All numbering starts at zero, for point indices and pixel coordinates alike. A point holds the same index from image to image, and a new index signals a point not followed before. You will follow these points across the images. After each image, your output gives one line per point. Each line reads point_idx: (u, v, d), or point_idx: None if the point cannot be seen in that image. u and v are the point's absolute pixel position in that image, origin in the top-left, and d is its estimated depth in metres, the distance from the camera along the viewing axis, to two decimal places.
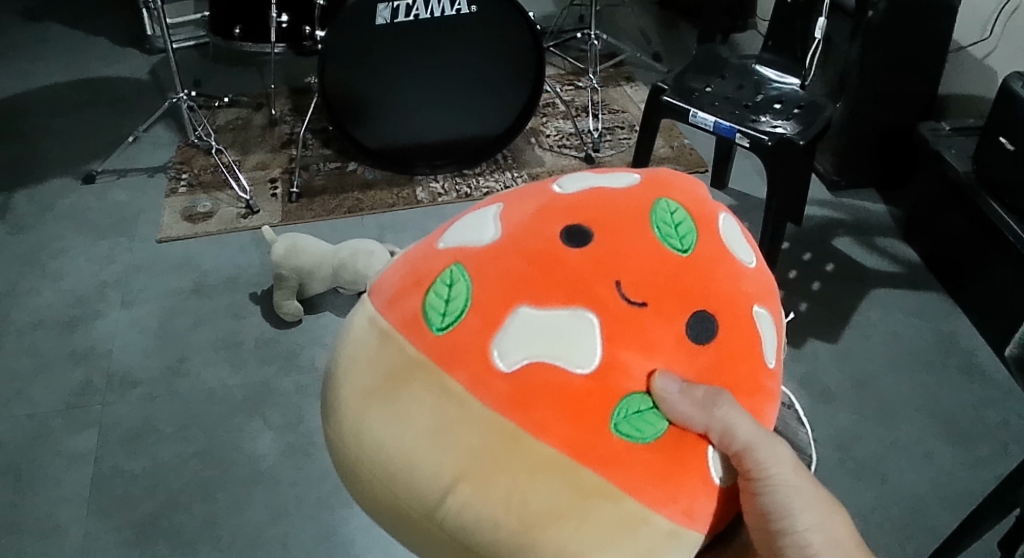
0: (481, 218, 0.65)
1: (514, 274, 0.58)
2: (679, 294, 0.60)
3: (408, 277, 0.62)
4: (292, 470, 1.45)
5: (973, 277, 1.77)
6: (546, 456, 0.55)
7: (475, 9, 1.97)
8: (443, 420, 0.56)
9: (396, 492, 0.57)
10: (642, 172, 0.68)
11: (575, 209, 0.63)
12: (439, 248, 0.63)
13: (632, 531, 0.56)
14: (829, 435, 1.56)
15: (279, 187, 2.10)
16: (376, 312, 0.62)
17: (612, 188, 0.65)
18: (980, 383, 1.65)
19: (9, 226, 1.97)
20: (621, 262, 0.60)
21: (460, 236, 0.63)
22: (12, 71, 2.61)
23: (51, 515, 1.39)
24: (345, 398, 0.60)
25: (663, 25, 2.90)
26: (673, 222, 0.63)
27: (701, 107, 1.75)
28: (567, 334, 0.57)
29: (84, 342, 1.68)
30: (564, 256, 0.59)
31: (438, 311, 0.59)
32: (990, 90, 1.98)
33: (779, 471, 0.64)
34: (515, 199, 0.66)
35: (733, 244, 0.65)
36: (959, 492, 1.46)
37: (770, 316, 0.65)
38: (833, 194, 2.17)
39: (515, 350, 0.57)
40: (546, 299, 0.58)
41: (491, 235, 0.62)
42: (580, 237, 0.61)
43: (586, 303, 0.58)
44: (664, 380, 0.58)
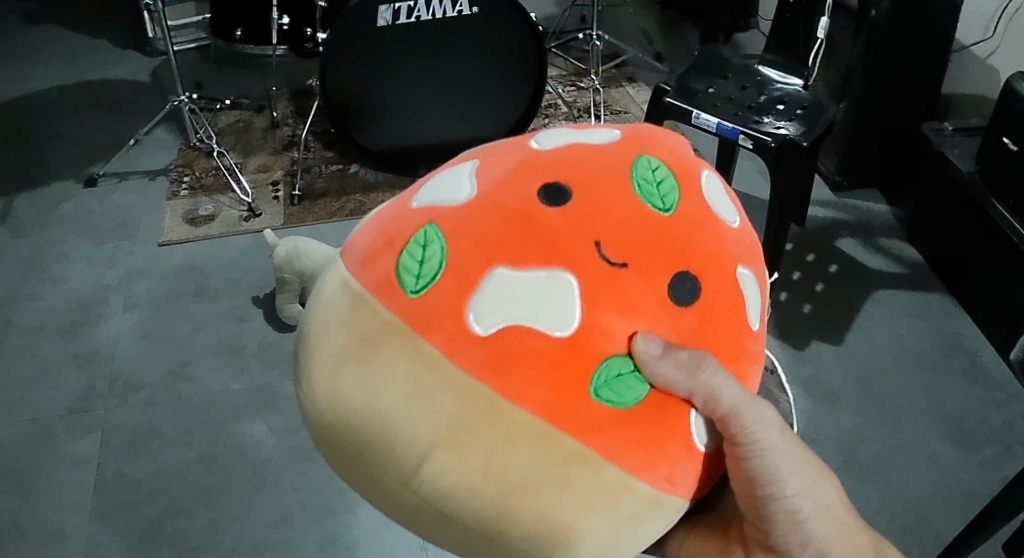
0: (455, 175, 0.60)
1: (489, 235, 0.54)
2: (663, 254, 0.56)
3: (380, 236, 0.58)
4: (294, 475, 1.44)
5: (977, 278, 1.77)
6: (524, 423, 0.52)
7: (476, 11, 1.96)
8: (419, 386, 0.53)
9: (371, 458, 0.54)
10: (623, 127, 0.64)
11: (553, 165, 0.58)
12: (411, 207, 0.58)
13: (614, 498, 0.53)
14: (833, 438, 1.55)
15: (281, 190, 2.10)
16: (347, 274, 0.58)
17: (592, 145, 0.60)
18: (985, 385, 1.64)
19: (11, 230, 1.97)
20: (602, 222, 0.55)
21: (433, 195, 0.58)
22: (12, 74, 2.60)
23: (54, 521, 1.39)
24: (315, 361, 0.56)
25: (664, 25, 2.89)
26: (654, 180, 0.58)
27: (703, 108, 1.75)
28: (547, 298, 0.53)
29: (86, 347, 1.68)
30: (541, 216, 0.55)
31: (411, 273, 0.55)
32: (994, 90, 1.97)
33: (766, 436, 0.62)
34: (491, 154, 0.61)
35: (718, 204, 0.61)
36: (964, 495, 1.46)
37: (755, 278, 0.61)
38: (836, 195, 2.16)
39: (491, 314, 0.53)
40: (523, 260, 0.54)
41: (466, 194, 0.57)
42: (557, 195, 0.56)
43: (565, 265, 0.54)
44: (646, 342, 0.54)
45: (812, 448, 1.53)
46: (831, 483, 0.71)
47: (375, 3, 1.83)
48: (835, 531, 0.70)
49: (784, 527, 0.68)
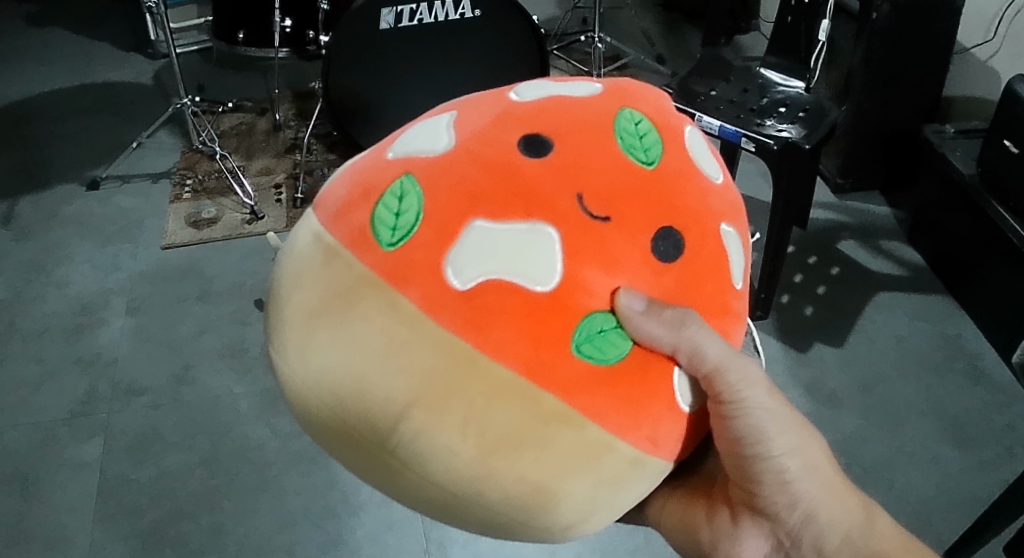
0: (433, 126, 0.60)
1: (468, 185, 0.55)
2: (645, 209, 0.56)
3: (357, 189, 0.58)
4: (297, 478, 1.45)
5: (979, 280, 1.77)
6: (506, 379, 0.53)
7: (479, 13, 2.01)
8: (395, 341, 0.53)
9: (348, 417, 0.55)
10: (603, 82, 0.64)
11: (532, 117, 0.59)
12: (388, 158, 0.59)
13: (596, 456, 0.54)
14: (835, 441, 1.55)
15: (284, 193, 2.10)
16: (321, 227, 0.58)
17: (573, 98, 0.61)
18: (986, 386, 1.64)
19: (13, 232, 1.97)
20: (585, 175, 0.56)
21: (412, 145, 0.59)
22: (15, 77, 2.61)
23: (57, 524, 1.39)
24: (291, 317, 0.57)
25: (666, 27, 2.90)
26: (637, 133, 0.59)
27: (706, 112, 1.74)
28: (526, 250, 0.53)
29: (89, 350, 1.68)
30: (521, 166, 0.56)
31: (388, 225, 0.56)
32: (995, 94, 1.97)
33: (751, 395, 0.64)
34: (470, 107, 0.61)
35: (699, 159, 0.62)
36: (966, 497, 1.46)
37: (737, 235, 0.62)
38: (838, 197, 2.16)
39: (471, 267, 0.53)
40: (504, 212, 0.54)
41: (445, 144, 0.58)
42: (536, 145, 0.57)
43: (545, 217, 0.54)
44: (628, 298, 0.55)
45: None
46: (819, 443, 0.73)
47: (378, 5, 1.87)
48: (823, 491, 0.72)
49: (771, 487, 0.71)
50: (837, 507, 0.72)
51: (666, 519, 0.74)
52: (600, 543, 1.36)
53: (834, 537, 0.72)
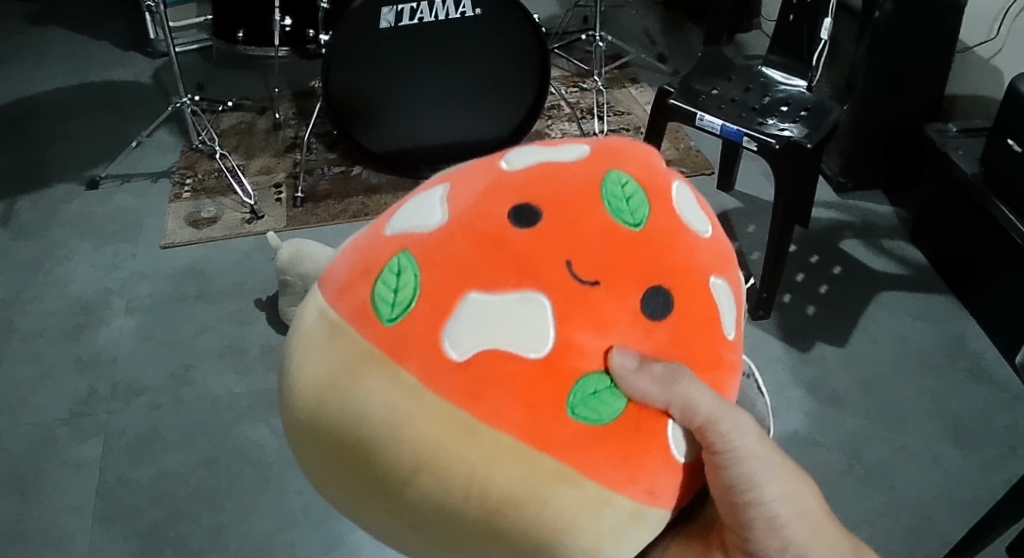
0: (427, 199, 0.60)
1: (461, 260, 0.55)
2: (632, 268, 0.56)
3: (356, 265, 0.58)
4: (297, 478, 1.44)
5: (982, 280, 1.76)
6: (504, 443, 0.53)
7: (480, 12, 1.95)
8: (396, 412, 0.53)
9: (359, 486, 0.55)
10: (590, 142, 0.64)
11: (523, 186, 0.58)
12: (385, 234, 0.59)
13: (597, 512, 0.54)
14: (837, 441, 1.55)
15: (284, 191, 2.09)
16: (326, 303, 0.58)
17: (560, 164, 0.61)
18: (988, 385, 1.64)
19: (13, 232, 1.97)
20: (573, 240, 0.56)
21: (406, 220, 0.59)
22: (15, 76, 2.60)
23: (57, 524, 1.39)
24: (297, 391, 0.57)
25: (668, 26, 2.89)
26: (624, 196, 0.59)
27: (708, 110, 1.74)
28: (519, 322, 0.54)
29: (88, 349, 1.68)
30: (512, 238, 0.55)
31: (387, 301, 0.55)
32: (999, 91, 1.96)
33: (742, 443, 0.62)
34: (462, 177, 0.61)
35: (686, 214, 0.62)
36: (969, 497, 1.45)
37: (726, 287, 0.62)
38: (840, 196, 2.15)
39: (467, 339, 0.53)
40: (496, 283, 0.54)
41: (438, 219, 0.58)
42: (526, 218, 0.57)
43: (537, 286, 0.54)
44: (619, 357, 0.55)
45: (815, 451, 1.53)
46: (809, 487, 0.70)
47: (378, 4, 1.82)
48: (814, 536, 0.69)
49: (762, 532, 0.67)
50: (831, 553, 0.70)
51: None
52: None
53: None
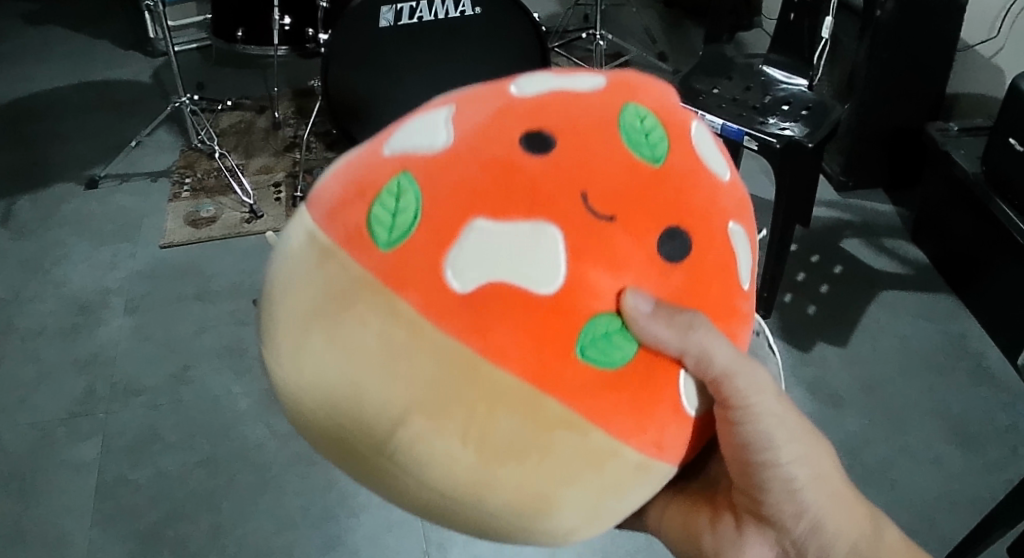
0: (430, 120, 0.55)
1: (467, 186, 0.50)
2: (650, 205, 0.52)
3: (351, 185, 0.54)
4: (296, 479, 1.44)
5: (983, 280, 1.75)
6: (507, 385, 0.49)
7: (479, 11, 2.00)
8: (391, 346, 0.50)
9: (345, 422, 0.51)
10: (608, 73, 0.59)
11: (535, 111, 0.54)
12: (384, 154, 0.54)
13: (598, 464, 0.51)
14: (837, 441, 1.54)
15: (283, 191, 2.09)
16: (319, 227, 0.54)
17: (576, 91, 0.56)
18: (990, 386, 1.63)
19: (12, 232, 1.96)
20: (589, 170, 0.52)
21: (408, 141, 0.54)
22: (14, 75, 2.60)
23: (56, 524, 1.38)
24: (283, 319, 0.53)
25: (668, 24, 2.88)
26: (643, 130, 0.55)
27: (709, 109, 1.73)
28: (528, 254, 0.49)
29: (86, 350, 1.67)
30: (523, 165, 0.51)
31: (384, 225, 0.51)
32: (1000, 89, 1.96)
33: (758, 401, 0.61)
34: (470, 99, 0.57)
35: (708, 156, 0.58)
36: (971, 497, 1.45)
37: (744, 235, 0.58)
38: (841, 195, 2.14)
39: (472, 269, 0.49)
40: (505, 211, 0.50)
41: (443, 140, 0.53)
42: (540, 143, 0.52)
43: (548, 216, 0.50)
44: (633, 298, 0.51)
45: None
46: (828, 452, 0.71)
47: (378, 3, 1.88)
48: (830, 500, 0.70)
49: (778, 495, 0.69)
50: (845, 518, 0.71)
51: (667, 524, 0.73)
52: (601, 543, 1.35)
53: (841, 545, 0.71)
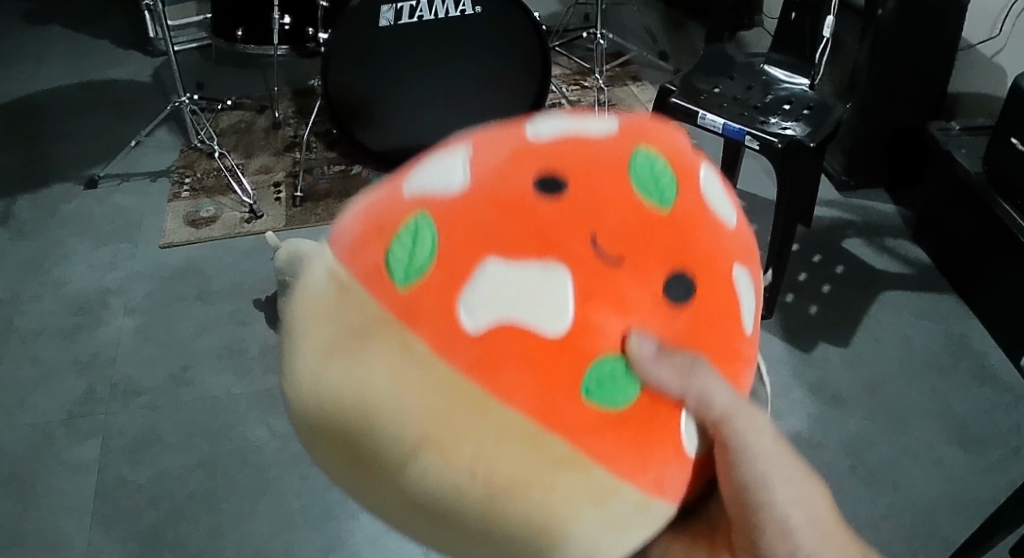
0: (446, 158, 0.56)
1: (482, 226, 0.51)
2: (659, 248, 0.53)
3: (367, 221, 0.54)
4: (296, 480, 1.43)
5: (986, 280, 1.75)
6: (515, 423, 0.49)
7: (480, 9, 1.96)
8: (402, 379, 0.49)
9: (351, 455, 0.51)
10: (619, 118, 0.60)
11: (549, 154, 0.55)
12: (400, 191, 0.54)
13: (603, 505, 0.50)
14: (839, 442, 1.53)
15: (283, 191, 2.08)
16: (332, 261, 0.54)
17: (588, 134, 0.57)
18: (993, 386, 1.63)
19: (12, 232, 1.96)
20: (598, 214, 0.52)
21: (423, 179, 0.54)
22: (14, 74, 2.59)
23: (55, 526, 1.38)
24: (295, 349, 0.53)
25: (669, 23, 2.88)
26: (653, 176, 0.56)
27: (710, 109, 1.72)
28: (539, 296, 0.50)
29: (86, 350, 1.67)
30: (535, 206, 0.52)
31: (399, 261, 0.51)
32: (1001, 89, 1.95)
33: (753, 433, 0.55)
34: (484, 139, 0.57)
35: (716, 203, 0.58)
36: (973, 498, 1.44)
37: (749, 280, 0.59)
38: (843, 195, 2.13)
39: (483, 309, 0.49)
40: (518, 253, 0.50)
41: (457, 179, 0.53)
42: (553, 186, 0.53)
43: (559, 258, 0.51)
44: (639, 343, 0.51)
45: (818, 453, 1.51)
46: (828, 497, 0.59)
47: (377, 3, 1.84)
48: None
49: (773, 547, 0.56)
50: None
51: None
52: None
53: None
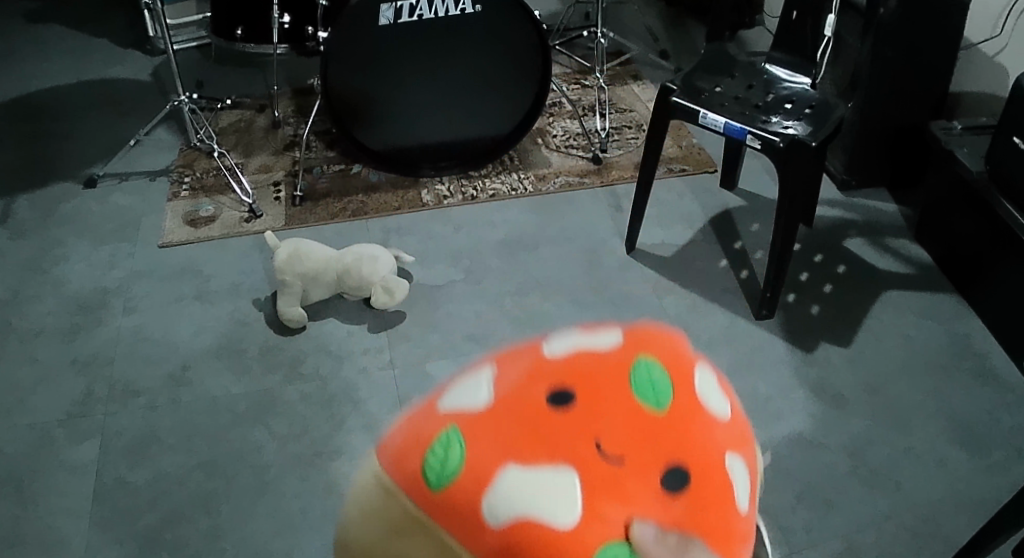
0: (472, 377, 0.55)
1: (500, 440, 0.50)
2: (661, 448, 0.51)
3: (408, 436, 0.54)
4: (295, 481, 1.43)
5: (988, 279, 1.74)
6: None
7: (480, 9, 1.94)
8: None
9: None
10: (624, 325, 0.58)
11: (561, 366, 0.53)
12: (433, 407, 0.54)
13: None
14: (841, 443, 1.52)
15: (282, 190, 2.08)
16: (384, 470, 0.55)
17: (598, 349, 0.55)
18: (995, 387, 1.62)
19: (11, 231, 1.95)
20: (603, 420, 0.51)
21: (453, 396, 0.54)
22: (13, 73, 2.59)
23: (53, 527, 1.37)
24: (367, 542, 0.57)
25: (670, 21, 2.87)
26: (651, 384, 0.53)
27: (711, 108, 1.71)
28: (553, 504, 0.48)
29: (85, 350, 1.66)
30: (546, 417, 0.51)
31: (435, 466, 0.51)
32: (1003, 88, 1.95)
33: None
34: (506, 358, 0.56)
35: (707, 393, 0.56)
36: (976, 499, 1.43)
37: (744, 465, 0.56)
38: (844, 194, 2.13)
39: (503, 509, 0.49)
40: (533, 462, 0.50)
41: (480, 397, 0.53)
42: (563, 400, 0.52)
43: (568, 463, 0.49)
44: (641, 528, 0.48)
45: (820, 453, 1.50)
46: None
47: (377, 2, 1.84)
48: None
49: None
50: None
51: None
52: None
53: None
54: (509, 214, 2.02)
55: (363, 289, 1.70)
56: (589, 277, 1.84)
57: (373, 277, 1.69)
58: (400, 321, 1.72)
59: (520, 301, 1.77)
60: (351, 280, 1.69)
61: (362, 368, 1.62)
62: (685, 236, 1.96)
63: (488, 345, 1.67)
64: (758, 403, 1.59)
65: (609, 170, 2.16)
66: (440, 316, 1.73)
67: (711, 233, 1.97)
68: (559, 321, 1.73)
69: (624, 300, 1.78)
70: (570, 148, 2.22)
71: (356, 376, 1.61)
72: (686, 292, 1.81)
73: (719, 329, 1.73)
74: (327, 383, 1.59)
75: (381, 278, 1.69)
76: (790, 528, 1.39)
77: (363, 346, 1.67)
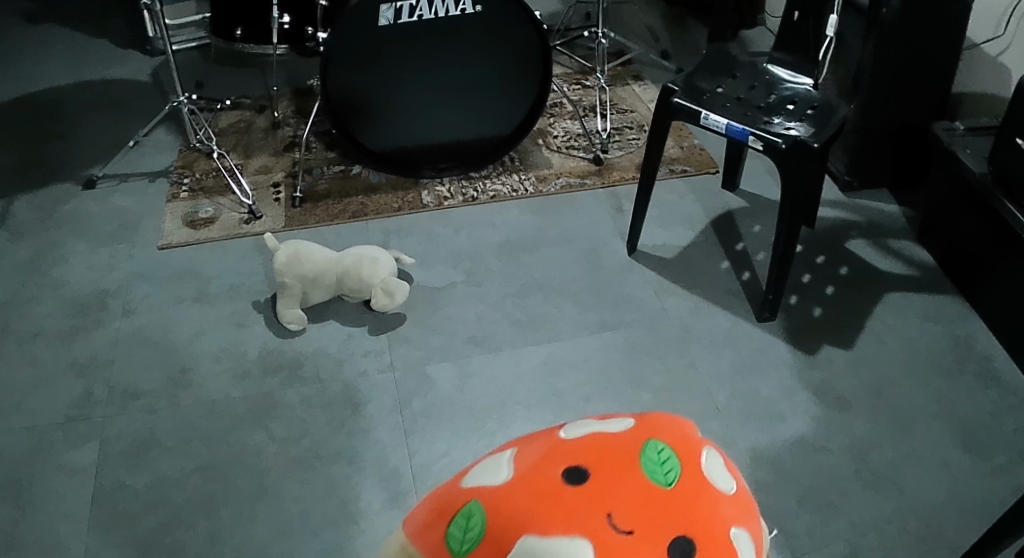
0: (497, 459, 0.89)
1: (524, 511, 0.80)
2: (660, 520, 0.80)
3: (433, 509, 0.86)
4: (295, 485, 1.42)
5: (991, 281, 1.73)
6: None
7: (480, 9, 1.93)
8: None
9: None
10: (634, 418, 0.93)
11: (576, 449, 0.87)
12: (462, 486, 0.87)
13: None
14: (844, 446, 1.51)
15: (282, 192, 2.07)
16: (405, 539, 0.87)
17: (610, 432, 0.90)
18: (998, 390, 1.61)
19: (10, 232, 1.94)
20: (610, 499, 0.81)
21: (480, 476, 0.86)
22: (12, 74, 2.58)
23: (51, 530, 1.36)
24: None
25: (671, 21, 2.86)
26: (659, 461, 0.86)
27: (712, 108, 1.70)
28: (567, 556, 0.77)
29: (84, 352, 1.65)
30: (563, 490, 0.82)
31: (458, 536, 0.81)
32: (1006, 89, 1.94)
33: None
34: (525, 444, 0.90)
35: (714, 476, 0.88)
36: (980, 503, 1.42)
37: (745, 534, 0.85)
38: (846, 195, 2.12)
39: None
40: (547, 531, 0.78)
41: (503, 475, 0.85)
42: (578, 478, 0.83)
43: (579, 531, 0.78)
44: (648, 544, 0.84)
45: (823, 457, 1.49)
46: None
47: (377, 2, 1.83)
48: None
49: None
50: None
51: None
52: None
53: None
54: (509, 216, 2.01)
55: (364, 291, 1.69)
56: (590, 279, 1.83)
57: (373, 278, 1.68)
58: (400, 323, 1.71)
59: (521, 303, 1.76)
60: (351, 282, 1.68)
61: (362, 371, 1.61)
62: (687, 237, 1.95)
63: (489, 347, 1.67)
64: (761, 405, 1.58)
65: (610, 171, 2.15)
66: (440, 319, 1.73)
67: (713, 234, 1.96)
68: (560, 323, 1.72)
69: (625, 302, 1.78)
70: (571, 149, 2.22)
71: (356, 378, 1.60)
72: (687, 293, 1.80)
73: (720, 331, 1.72)
74: (327, 385, 1.58)
75: (381, 279, 1.68)
76: (792, 531, 1.38)
77: (363, 348, 1.66)
